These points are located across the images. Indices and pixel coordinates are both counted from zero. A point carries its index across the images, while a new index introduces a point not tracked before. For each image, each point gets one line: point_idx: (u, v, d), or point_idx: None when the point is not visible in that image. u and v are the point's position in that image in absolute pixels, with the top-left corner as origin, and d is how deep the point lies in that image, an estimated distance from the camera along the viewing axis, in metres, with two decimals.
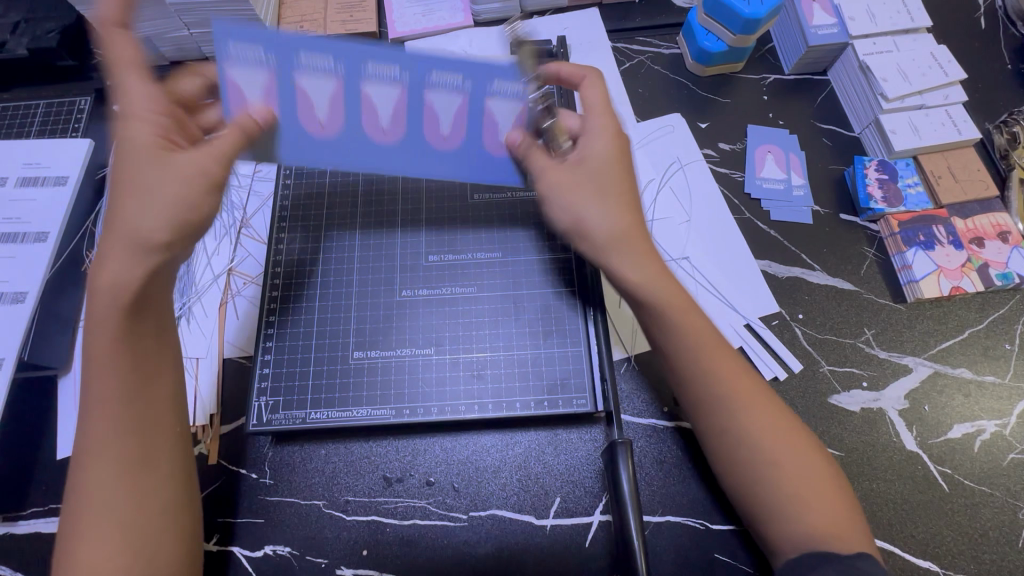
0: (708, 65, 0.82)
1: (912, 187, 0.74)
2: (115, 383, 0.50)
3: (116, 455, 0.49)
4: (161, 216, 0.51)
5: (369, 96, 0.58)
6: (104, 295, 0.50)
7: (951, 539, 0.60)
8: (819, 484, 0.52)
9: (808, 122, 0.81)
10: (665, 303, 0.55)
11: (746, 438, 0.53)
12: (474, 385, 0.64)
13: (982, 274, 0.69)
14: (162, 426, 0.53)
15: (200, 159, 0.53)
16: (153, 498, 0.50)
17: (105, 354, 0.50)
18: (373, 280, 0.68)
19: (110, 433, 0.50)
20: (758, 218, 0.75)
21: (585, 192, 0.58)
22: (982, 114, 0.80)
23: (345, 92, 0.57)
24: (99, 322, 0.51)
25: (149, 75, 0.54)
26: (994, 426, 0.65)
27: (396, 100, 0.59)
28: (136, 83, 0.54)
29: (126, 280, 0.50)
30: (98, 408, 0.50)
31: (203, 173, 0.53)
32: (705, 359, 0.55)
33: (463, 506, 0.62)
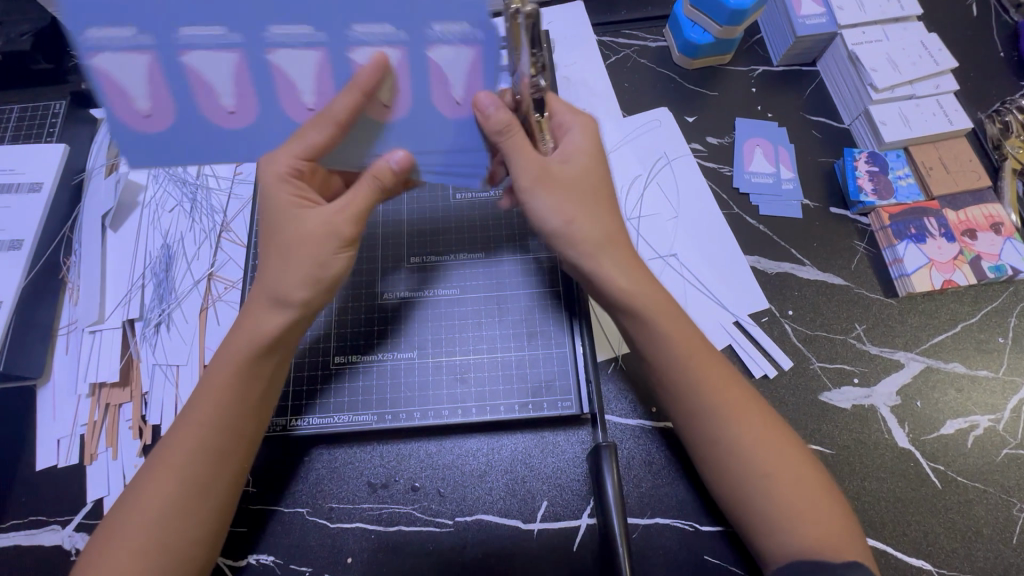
0: (696, 57, 0.80)
1: (903, 179, 0.73)
2: (215, 411, 0.50)
3: (190, 479, 0.49)
4: (295, 273, 0.52)
5: (277, 75, 0.49)
6: (242, 337, 0.52)
7: (944, 536, 0.59)
8: (808, 490, 0.51)
9: (797, 114, 0.80)
10: (650, 313, 0.55)
11: (735, 446, 0.52)
12: (458, 390, 0.64)
13: (975, 266, 0.68)
14: (240, 462, 0.51)
15: (335, 215, 0.53)
16: (198, 533, 0.48)
17: (221, 385, 0.51)
18: (356, 283, 0.68)
19: (192, 457, 0.49)
20: (746, 212, 0.74)
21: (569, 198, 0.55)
22: (975, 104, 0.79)
23: (246, 71, 0.48)
24: (233, 348, 0.52)
25: (323, 130, 0.49)
26: (987, 422, 0.64)
27: (309, 71, 0.49)
28: (311, 136, 0.49)
29: (267, 326, 0.52)
30: (191, 428, 0.50)
31: (335, 232, 0.53)
32: (693, 373, 0.54)
33: (449, 511, 0.61)
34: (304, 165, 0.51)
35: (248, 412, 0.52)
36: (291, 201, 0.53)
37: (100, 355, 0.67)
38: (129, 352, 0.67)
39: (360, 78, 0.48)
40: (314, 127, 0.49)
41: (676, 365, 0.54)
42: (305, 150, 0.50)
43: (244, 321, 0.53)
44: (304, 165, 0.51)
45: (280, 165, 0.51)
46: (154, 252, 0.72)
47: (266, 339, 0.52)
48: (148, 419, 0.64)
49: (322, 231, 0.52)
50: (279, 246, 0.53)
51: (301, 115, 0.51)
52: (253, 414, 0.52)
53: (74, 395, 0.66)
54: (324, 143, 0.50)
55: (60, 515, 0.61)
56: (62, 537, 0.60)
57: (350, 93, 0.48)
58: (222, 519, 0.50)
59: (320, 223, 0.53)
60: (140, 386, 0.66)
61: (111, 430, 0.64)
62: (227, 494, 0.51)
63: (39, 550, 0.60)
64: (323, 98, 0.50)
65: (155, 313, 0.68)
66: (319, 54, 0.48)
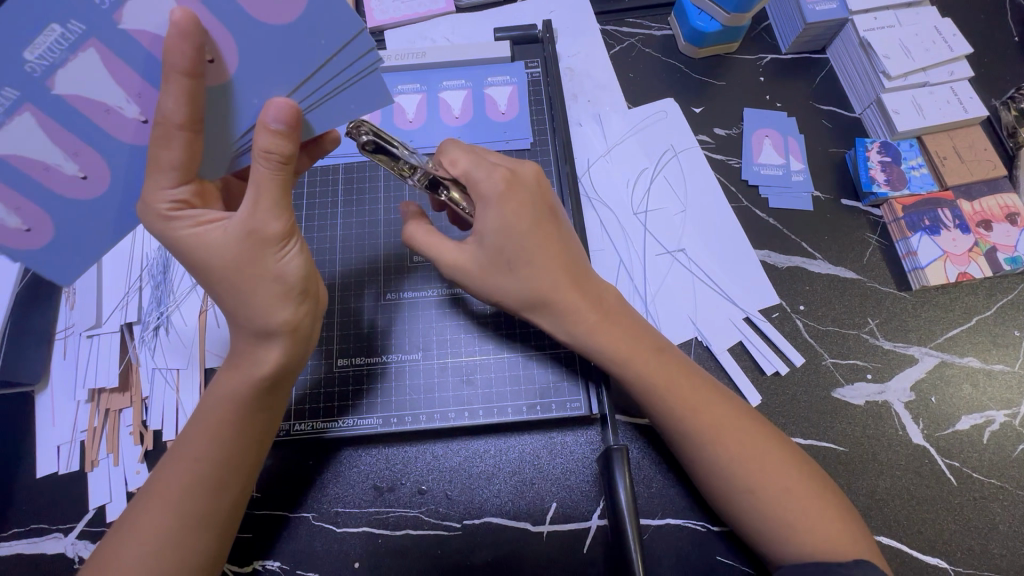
0: (702, 46, 0.78)
1: (916, 169, 0.71)
2: (211, 446, 0.49)
3: (184, 513, 0.47)
4: (266, 297, 0.48)
5: (78, 103, 0.43)
6: (238, 373, 0.50)
7: (959, 534, 0.58)
8: (805, 500, 0.49)
9: (807, 103, 0.78)
10: (609, 352, 0.54)
11: (725, 461, 0.51)
12: (464, 391, 0.63)
13: (990, 258, 0.67)
14: (236, 493, 0.50)
15: (250, 217, 0.46)
16: (193, 567, 0.47)
17: (217, 420, 0.49)
18: (357, 285, 0.67)
19: (186, 490, 0.48)
20: (756, 205, 0.73)
21: (518, 262, 0.53)
22: (989, 90, 0.77)
23: (50, 121, 0.43)
24: (227, 389, 0.50)
25: (174, 141, 0.43)
26: (1003, 416, 0.63)
27: (105, 79, 0.42)
28: (166, 156, 0.44)
29: (265, 361, 0.50)
30: (186, 462, 0.48)
31: (260, 231, 0.47)
32: (669, 394, 0.53)
33: (456, 514, 0.60)
34: (181, 191, 0.46)
35: (245, 443, 0.50)
36: (192, 231, 0.47)
37: (98, 360, 0.65)
38: (128, 356, 0.66)
39: (172, 59, 0.40)
40: (160, 143, 0.43)
41: (638, 385, 0.54)
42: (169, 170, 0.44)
43: (239, 360, 0.51)
44: (183, 190, 0.46)
45: (158, 202, 0.45)
46: (150, 253, 0.70)
47: (268, 374, 0.50)
48: (149, 424, 0.63)
49: (241, 239, 0.46)
50: (224, 284, 0.48)
51: (138, 132, 0.45)
52: (251, 444, 0.51)
53: (73, 401, 0.64)
54: (175, 155, 0.44)
55: (62, 523, 0.60)
56: (65, 545, 0.59)
57: (171, 81, 0.41)
58: (216, 551, 0.49)
59: (238, 230, 0.46)
60: (141, 392, 0.65)
61: (113, 436, 0.63)
62: (223, 526, 0.49)
63: (42, 558, 0.59)
64: (149, 103, 0.44)
65: (153, 316, 0.67)
66: (96, 48, 0.41)
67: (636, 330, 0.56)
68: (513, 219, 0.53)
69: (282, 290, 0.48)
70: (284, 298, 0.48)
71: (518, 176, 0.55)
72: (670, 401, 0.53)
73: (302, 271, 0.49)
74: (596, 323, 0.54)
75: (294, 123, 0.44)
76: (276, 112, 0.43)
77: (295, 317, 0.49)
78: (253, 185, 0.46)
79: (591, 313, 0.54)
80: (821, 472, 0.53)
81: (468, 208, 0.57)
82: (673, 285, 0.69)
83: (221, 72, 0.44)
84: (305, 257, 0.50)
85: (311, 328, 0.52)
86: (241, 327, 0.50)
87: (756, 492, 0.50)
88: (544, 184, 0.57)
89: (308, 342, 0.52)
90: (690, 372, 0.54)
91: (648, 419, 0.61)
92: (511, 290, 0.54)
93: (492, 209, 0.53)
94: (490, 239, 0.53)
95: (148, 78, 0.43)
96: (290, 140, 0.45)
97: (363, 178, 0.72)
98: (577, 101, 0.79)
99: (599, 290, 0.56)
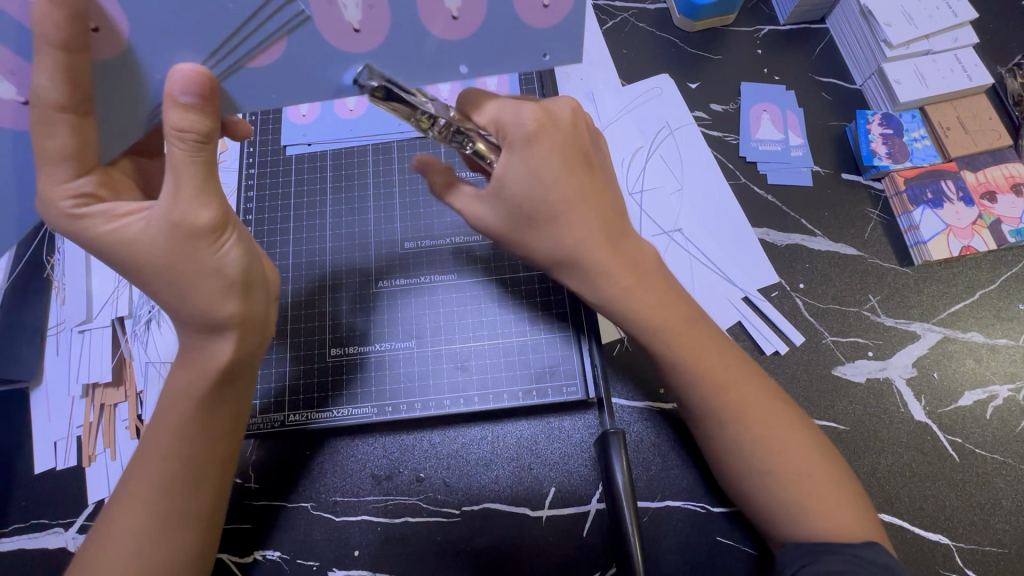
0: (697, 19, 0.76)
1: (919, 140, 0.69)
2: (177, 442, 0.48)
3: (163, 510, 0.47)
4: (207, 292, 0.45)
5: None
6: (190, 370, 0.49)
7: (962, 511, 0.58)
8: (816, 485, 0.49)
9: (805, 75, 0.75)
10: (643, 319, 0.52)
11: (740, 443, 0.50)
12: (458, 378, 0.62)
13: (994, 231, 0.65)
14: (214, 488, 0.50)
15: (170, 208, 0.43)
16: (176, 562, 0.47)
17: (179, 419, 0.48)
18: (350, 273, 0.66)
19: (158, 489, 0.47)
20: (754, 182, 0.71)
21: (537, 223, 0.50)
22: (995, 57, 0.75)
23: None
24: (182, 385, 0.49)
25: (58, 124, 0.41)
26: (1007, 391, 0.62)
27: None
28: (52, 145, 0.41)
29: (217, 355, 0.48)
30: (154, 461, 0.48)
31: (185, 222, 0.43)
32: (689, 373, 0.51)
33: (455, 500, 0.59)
34: (84, 183, 0.44)
35: (211, 439, 0.49)
36: (110, 227, 0.44)
37: (91, 356, 0.65)
38: (119, 351, 0.65)
39: (45, 31, 0.37)
40: (43, 130, 0.41)
41: (666, 364, 0.52)
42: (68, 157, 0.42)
43: (192, 353, 0.49)
44: (84, 182, 0.44)
45: (60, 199, 0.44)
46: None
47: (224, 367, 0.48)
48: (143, 418, 0.63)
49: (167, 230, 0.43)
50: (158, 279, 0.45)
51: (16, 113, 0.42)
52: (221, 435, 0.50)
53: (68, 396, 0.64)
54: (64, 142, 0.42)
55: (62, 517, 0.60)
56: (66, 539, 0.59)
57: (44, 58, 0.38)
58: (203, 545, 0.49)
59: (162, 223, 0.43)
60: (135, 386, 0.64)
61: (109, 431, 0.63)
62: (206, 519, 0.49)
63: (43, 553, 0.59)
64: (24, 81, 0.41)
65: (145, 310, 0.66)
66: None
67: (668, 294, 0.53)
68: (539, 170, 0.48)
69: (221, 283, 0.45)
70: (224, 293, 0.46)
71: (552, 115, 0.49)
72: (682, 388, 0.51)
73: (243, 262, 0.46)
74: (631, 285, 0.52)
75: (205, 93, 0.40)
76: (183, 83, 0.40)
77: (244, 308, 0.47)
78: (170, 169, 0.42)
79: (626, 272, 0.52)
80: (835, 455, 0.52)
81: (495, 159, 0.50)
82: (672, 266, 0.68)
83: (113, 42, 0.40)
84: (244, 248, 0.47)
85: (262, 315, 0.50)
86: (186, 323, 0.47)
87: (765, 481, 0.49)
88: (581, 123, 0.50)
89: (260, 331, 0.51)
90: (701, 338, 0.53)
91: (675, 406, 0.61)
92: (540, 249, 0.52)
93: (516, 156, 0.48)
94: (510, 192, 0.49)
95: (20, 52, 0.40)
96: (205, 115, 0.41)
97: (352, 162, 0.71)
98: (569, 81, 0.77)
99: (635, 249, 0.53)
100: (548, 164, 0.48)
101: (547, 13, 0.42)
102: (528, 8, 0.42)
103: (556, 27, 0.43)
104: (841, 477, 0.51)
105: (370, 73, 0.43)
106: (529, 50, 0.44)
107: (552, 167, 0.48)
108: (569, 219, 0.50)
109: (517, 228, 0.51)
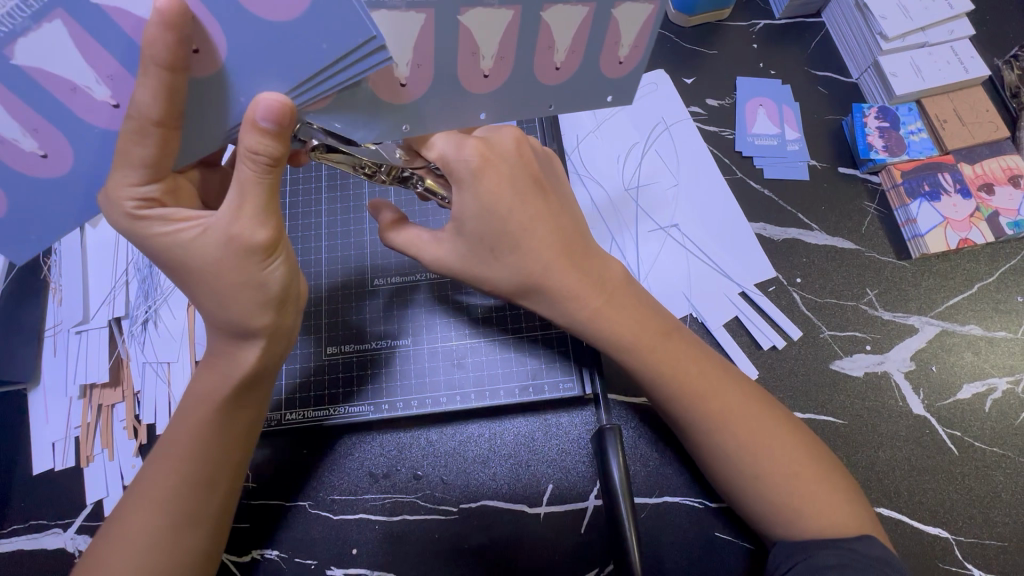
0: (692, 14, 0.76)
1: (916, 133, 0.69)
2: (195, 444, 0.48)
3: (175, 510, 0.47)
4: (246, 302, 0.46)
5: (42, 77, 0.39)
6: (218, 374, 0.49)
7: (961, 504, 0.58)
8: (814, 479, 0.49)
9: (801, 69, 0.75)
10: (610, 337, 0.52)
11: (735, 443, 0.50)
12: (455, 375, 0.62)
13: (992, 223, 0.65)
14: (226, 488, 0.50)
15: (233, 224, 0.43)
16: (185, 562, 0.47)
17: (198, 420, 0.48)
18: (346, 272, 0.66)
19: (174, 490, 0.48)
20: (751, 176, 0.71)
21: (496, 256, 0.51)
22: (991, 49, 0.74)
23: (9, 94, 0.39)
24: (205, 388, 0.49)
25: (149, 137, 0.41)
26: (1005, 384, 0.62)
27: (75, 56, 0.38)
28: (138, 152, 0.41)
29: (244, 361, 0.49)
30: (171, 461, 0.48)
31: (243, 239, 0.44)
32: (671, 371, 0.51)
33: (454, 498, 0.59)
34: (152, 188, 0.44)
35: (228, 441, 0.50)
36: (166, 232, 0.45)
37: (88, 356, 0.65)
38: (116, 351, 0.65)
39: (152, 50, 0.37)
40: (134, 140, 0.40)
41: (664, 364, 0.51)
42: (140, 165, 0.42)
43: (217, 359, 0.50)
44: (151, 188, 0.44)
45: (122, 199, 0.43)
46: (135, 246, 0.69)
47: (250, 373, 0.49)
48: (141, 418, 0.63)
49: (224, 245, 0.44)
50: (205, 286, 0.46)
51: (109, 117, 0.42)
52: (237, 441, 0.50)
53: (65, 397, 0.64)
54: (147, 154, 0.41)
55: (61, 518, 0.60)
56: (64, 540, 0.59)
57: (148, 74, 0.38)
58: (211, 545, 0.49)
59: (221, 238, 0.44)
60: (132, 386, 0.64)
61: (106, 431, 0.63)
62: (217, 520, 0.49)
63: (43, 553, 0.59)
64: (121, 88, 0.41)
65: (141, 310, 0.66)
66: (64, 22, 0.37)
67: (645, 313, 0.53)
68: (491, 202, 0.49)
69: (261, 299, 0.46)
70: (263, 307, 0.47)
71: (495, 146, 0.50)
72: (680, 385, 0.51)
73: (286, 281, 0.47)
74: (600, 307, 0.51)
75: (284, 124, 0.40)
76: (265, 111, 0.39)
77: (276, 321, 0.48)
78: (237, 187, 0.43)
79: (593, 295, 0.51)
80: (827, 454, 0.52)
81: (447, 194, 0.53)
82: (668, 262, 0.68)
83: (212, 63, 0.40)
84: (289, 267, 0.48)
85: (290, 328, 0.52)
86: (215, 328, 0.48)
87: (765, 474, 0.49)
88: (525, 151, 0.52)
89: (287, 339, 0.52)
90: (676, 351, 0.52)
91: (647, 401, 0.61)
92: (503, 280, 0.52)
93: (467, 192, 0.49)
94: (470, 226, 0.50)
95: (125, 63, 0.39)
96: (278, 141, 0.41)
97: None
98: None
99: (600, 268, 0.53)
100: (502, 195, 0.49)
101: (619, 67, 0.50)
102: (606, 63, 0.49)
103: (624, 76, 0.50)
104: (841, 472, 0.51)
105: (302, 127, 0.44)
106: (599, 92, 0.51)
107: (507, 198, 0.49)
108: (531, 239, 0.50)
109: (480, 260, 0.51)
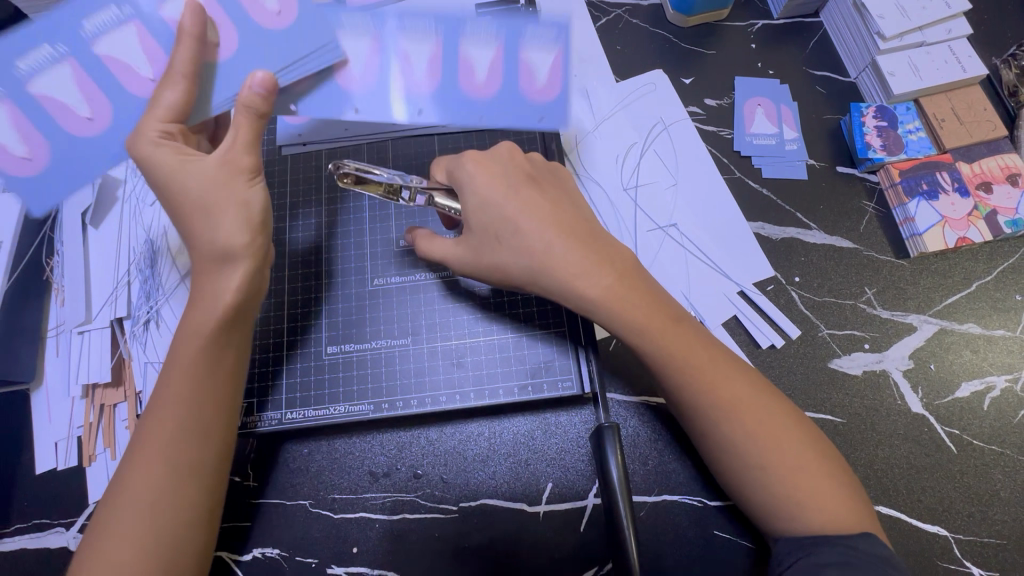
0: (691, 14, 0.76)
1: (914, 133, 0.69)
2: (185, 386, 0.49)
3: (172, 462, 0.47)
4: (231, 220, 0.50)
5: (110, 62, 0.54)
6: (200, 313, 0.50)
7: (960, 502, 0.58)
8: (813, 476, 0.49)
9: (800, 69, 0.75)
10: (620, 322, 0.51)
11: (734, 441, 0.50)
12: (455, 374, 0.63)
13: (990, 222, 0.65)
14: (220, 437, 0.50)
15: (228, 150, 0.51)
16: (186, 514, 0.47)
17: (187, 364, 0.49)
18: (347, 271, 0.67)
19: (171, 439, 0.48)
20: (750, 176, 0.71)
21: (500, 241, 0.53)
22: (990, 49, 0.74)
23: (81, 71, 0.54)
24: (194, 322, 0.51)
25: (174, 84, 0.51)
26: (1004, 382, 0.62)
27: (137, 48, 0.54)
28: (165, 96, 0.51)
29: (226, 289, 0.50)
30: (164, 413, 0.48)
31: (232, 164, 0.51)
32: (670, 370, 0.52)
33: (453, 497, 0.60)
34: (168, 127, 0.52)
35: (216, 388, 0.50)
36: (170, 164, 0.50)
37: (89, 356, 0.65)
38: (119, 352, 0.66)
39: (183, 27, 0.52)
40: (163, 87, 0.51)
41: (664, 362, 0.51)
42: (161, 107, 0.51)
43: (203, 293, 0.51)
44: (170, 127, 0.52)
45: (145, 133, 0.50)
46: (136, 247, 0.70)
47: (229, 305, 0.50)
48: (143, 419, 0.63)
49: (217, 167, 0.51)
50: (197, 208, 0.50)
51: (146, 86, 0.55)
52: (223, 382, 0.51)
53: (68, 397, 0.65)
54: (171, 99, 0.51)
55: (64, 517, 0.61)
56: (67, 539, 0.60)
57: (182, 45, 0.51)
58: (211, 499, 0.49)
59: (215, 164, 0.51)
60: (134, 386, 0.64)
61: (109, 431, 0.63)
62: (214, 475, 0.49)
63: (45, 552, 0.59)
64: (160, 65, 0.54)
65: (143, 310, 0.67)
66: (138, 28, 0.54)
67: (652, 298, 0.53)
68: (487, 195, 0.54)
69: (246, 218, 0.51)
70: (245, 227, 0.51)
71: (493, 154, 0.57)
72: (680, 383, 0.51)
73: (265, 205, 0.53)
74: (612, 285, 0.51)
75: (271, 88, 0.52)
76: (257, 81, 0.51)
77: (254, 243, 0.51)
78: (231, 126, 0.52)
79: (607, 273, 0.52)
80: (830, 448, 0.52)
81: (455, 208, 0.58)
82: (667, 262, 0.68)
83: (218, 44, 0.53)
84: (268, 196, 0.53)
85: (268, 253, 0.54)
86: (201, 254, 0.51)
87: (764, 471, 0.49)
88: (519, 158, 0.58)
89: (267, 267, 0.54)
90: (685, 339, 0.52)
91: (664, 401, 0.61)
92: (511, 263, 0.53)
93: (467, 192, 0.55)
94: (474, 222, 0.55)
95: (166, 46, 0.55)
96: (265, 100, 0.52)
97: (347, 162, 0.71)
98: None
99: (610, 249, 0.54)
100: (491, 186, 0.54)
101: None
102: None
103: None
104: (840, 469, 0.51)
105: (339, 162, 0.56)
106: None
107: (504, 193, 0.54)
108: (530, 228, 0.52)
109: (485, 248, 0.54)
